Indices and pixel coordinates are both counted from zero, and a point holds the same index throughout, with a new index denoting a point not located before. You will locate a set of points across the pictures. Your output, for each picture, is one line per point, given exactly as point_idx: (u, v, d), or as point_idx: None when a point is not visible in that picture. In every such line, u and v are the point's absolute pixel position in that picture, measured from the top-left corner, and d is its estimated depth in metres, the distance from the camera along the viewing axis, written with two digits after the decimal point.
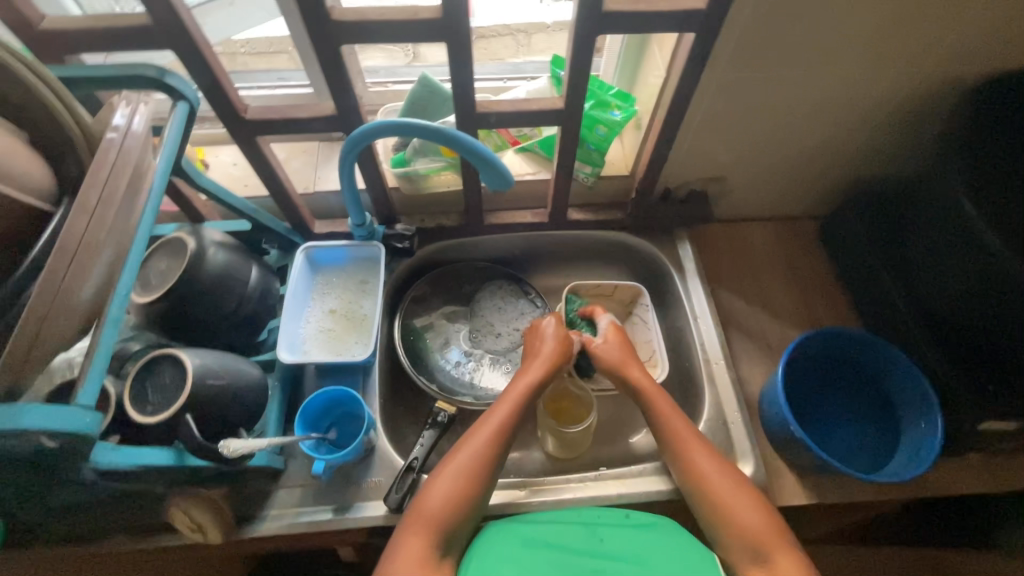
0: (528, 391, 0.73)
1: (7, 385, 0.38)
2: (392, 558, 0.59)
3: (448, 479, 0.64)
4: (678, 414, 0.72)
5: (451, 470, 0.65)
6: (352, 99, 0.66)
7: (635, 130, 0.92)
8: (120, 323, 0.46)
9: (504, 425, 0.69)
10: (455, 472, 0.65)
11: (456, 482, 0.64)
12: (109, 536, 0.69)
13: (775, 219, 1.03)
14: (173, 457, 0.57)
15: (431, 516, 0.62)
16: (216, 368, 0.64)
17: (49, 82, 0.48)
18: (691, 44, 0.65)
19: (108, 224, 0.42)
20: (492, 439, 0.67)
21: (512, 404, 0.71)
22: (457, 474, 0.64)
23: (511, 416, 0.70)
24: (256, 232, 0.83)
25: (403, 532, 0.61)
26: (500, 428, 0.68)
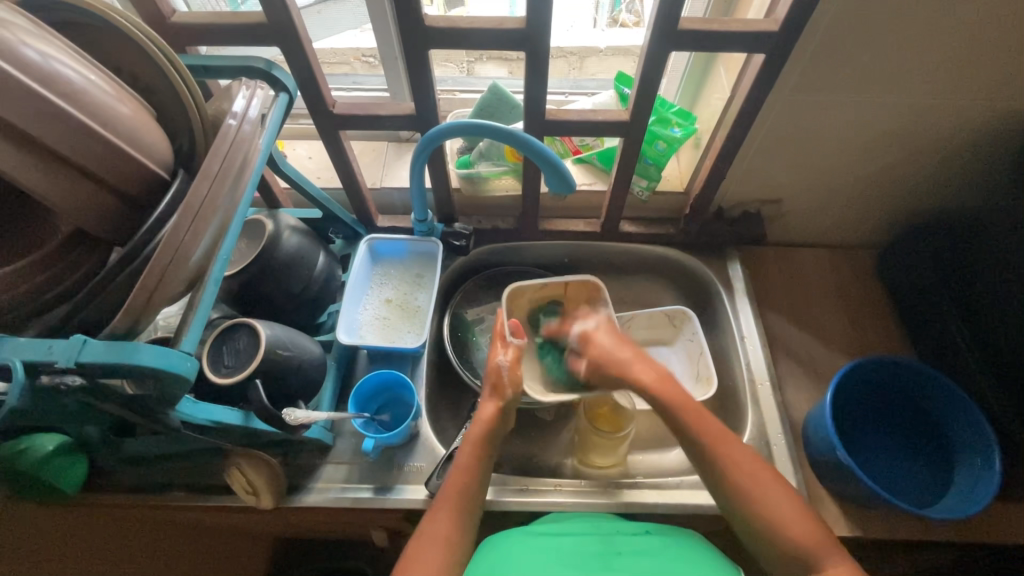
0: (480, 452, 0.67)
1: (129, 325, 0.44)
2: None
3: (428, 556, 0.59)
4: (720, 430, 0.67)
5: (423, 544, 0.61)
6: (431, 100, 0.71)
7: (691, 149, 0.93)
8: (218, 283, 0.50)
9: (476, 482, 0.66)
10: (440, 535, 0.61)
11: (438, 551, 0.60)
12: (171, 491, 0.73)
13: (830, 247, 1.02)
14: (241, 417, 0.61)
15: None
16: (286, 341, 0.69)
17: (182, 72, 0.53)
18: (760, 64, 0.67)
19: (222, 194, 0.47)
20: (456, 506, 0.64)
21: (469, 469, 0.66)
22: (443, 538, 0.61)
23: (469, 479, 0.65)
24: (324, 221, 0.88)
25: None
26: (463, 495, 0.65)
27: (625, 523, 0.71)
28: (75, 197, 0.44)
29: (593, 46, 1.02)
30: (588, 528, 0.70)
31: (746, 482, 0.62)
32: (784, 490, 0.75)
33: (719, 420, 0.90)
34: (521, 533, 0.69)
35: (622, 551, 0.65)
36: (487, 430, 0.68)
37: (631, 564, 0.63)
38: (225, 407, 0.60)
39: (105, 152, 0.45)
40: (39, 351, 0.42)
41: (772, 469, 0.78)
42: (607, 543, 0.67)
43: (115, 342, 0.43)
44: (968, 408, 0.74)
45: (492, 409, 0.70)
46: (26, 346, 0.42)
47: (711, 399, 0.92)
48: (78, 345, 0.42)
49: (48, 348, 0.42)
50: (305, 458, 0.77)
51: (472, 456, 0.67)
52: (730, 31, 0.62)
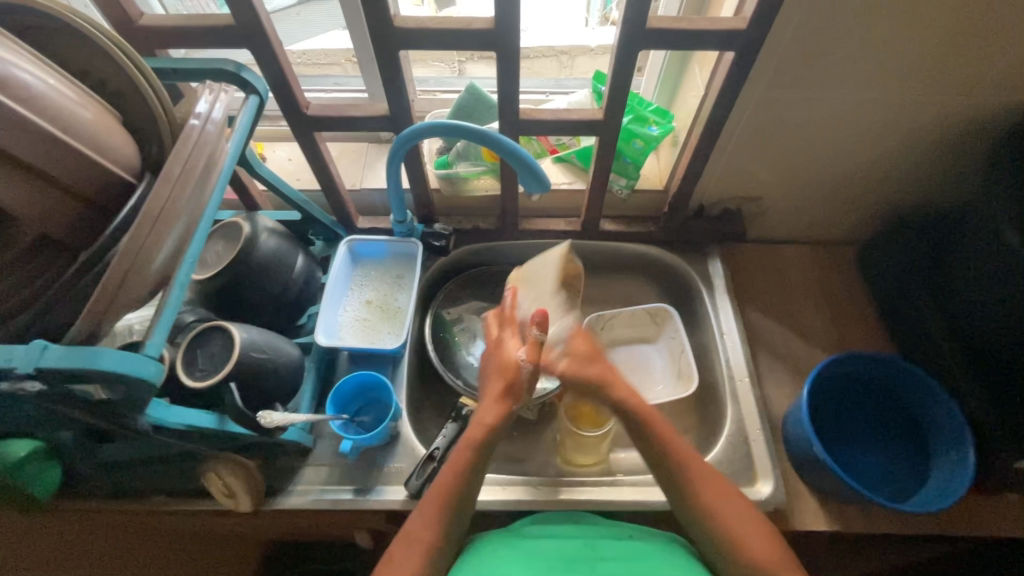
0: (474, 452, 0.66)
1: (90, 329, 0.43)
2: None
3: (408, 560, 0.60)
4: (677, 438, 0.68)
5: (410, 543, 0.61)
6: (405, 101, 0.71)
7: (671, 147, 0.94)
8: (186, 288, 0.51)
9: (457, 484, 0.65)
10: (417, 539, 0.62)
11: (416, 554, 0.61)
12: (149, 497, 0.73)
13: (810, 243, 1.02)
14: (215, 421, 0.61)
15: None
16: (261, 344, 0.69)
17: (152, 83, 0.53)
18: (731, 61, 0.67)
19: (185, 196, 0.47)
20: (442, 507, 0.64)
21: (460, 471, 0.65)
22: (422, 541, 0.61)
23: (458, 481, 0.65)
24: (304, 223, 0.88)
25: None
26: (451, 497, 0.64)
27: (609, 529, 0.71)
28: (36, 201, 0.44)
29: (581, 46, 1.02)
30: (565, 527, 0.70)
31: (710, 503, 0.63)
32: (763, 486, 0.76)
33: (700, 416, 0.90)
34: (503, 538, 0.68)
35: (606, 555, 0.65)
36: (483, 432, 0.67)
37: (616, 567, 0.63)
38: (198, 410, 0.60)
39: (66, 156, 0.44)
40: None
41: (751, 465, 0.79)
42: (591, 547, 0.67)
43: (76, 348, 0.42)
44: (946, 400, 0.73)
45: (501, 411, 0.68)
46: None
47: (692, 396, 0.92)
48: (38, 351, 0.42)
49: (9, 354, 0.42)
50: (284, 461, 0.77)
51: (463, 458, 0.66)
52: (699, 29, 0.62)
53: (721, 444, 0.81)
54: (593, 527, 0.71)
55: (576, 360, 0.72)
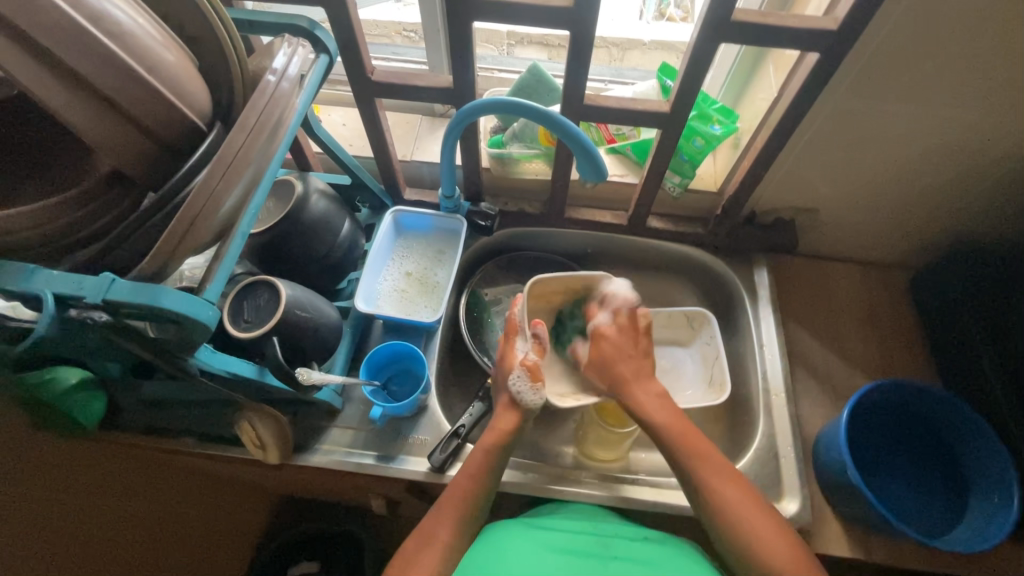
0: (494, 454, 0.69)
1: (156, 269, 0.44)
2: (426, 531, 0.63)
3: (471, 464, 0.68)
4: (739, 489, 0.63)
5: (431, 529, 0.63)
6: (469, 74, 0.70)
7: (730, 149, 0.91)
8: (246, 238, 0.51)
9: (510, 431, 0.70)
10: (475, 458, 0.69)
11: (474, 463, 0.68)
12: (179, 437, 0.75)
13: (861, 263, 0.99)
14: (255, 371, 0.62)
15: (459, 494, 0.66)
16: (304, 302, 0.70)
17: (234, 38, 0.53)
18: (814, 63, 0.63)
19: (256, 147, 0.47)
20: (457, 508, 0.64)
21: (477, 478, 0.67)
22: (476, 460, 0.68)
23: (468, 487, 0.66)
24: (352, 188, 0.89)
25: (437, 510, 0.65)
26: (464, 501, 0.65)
27: (622, 527, 0.70)
28: (115, 136, 0.45)
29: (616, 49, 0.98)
30: (585, 526, 0.70)
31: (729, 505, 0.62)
32: (789, 504, 0.74)
33: (729, 427, 0.88)
34: (521, 526, 0.69)
35: (618, 554, 0.65)
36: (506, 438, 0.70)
37: (629, 568, 0.62)
38: (240, 360, 0.61)
39: (147, 95, 0.45)
40: (69, 285, 0.43)
41: (778, 481, 0.77)
42: (604, 545, 0.66)
43: (141, 283, 0.43)
44: (981, 418, 0.73)
45: (511, 422, 0.70)
46: (57, 279, 0.43)
47: (723, 406, 0.90)
48: (106, 283, 0.42)
49: (78, 283, 0.43)
50: (313, 420, 0.79)
51: (479, 466, 0.68)
52: (786, 26, 0.59)
53: (749, 456, 0.79)
54: (609, 523, 0.71)
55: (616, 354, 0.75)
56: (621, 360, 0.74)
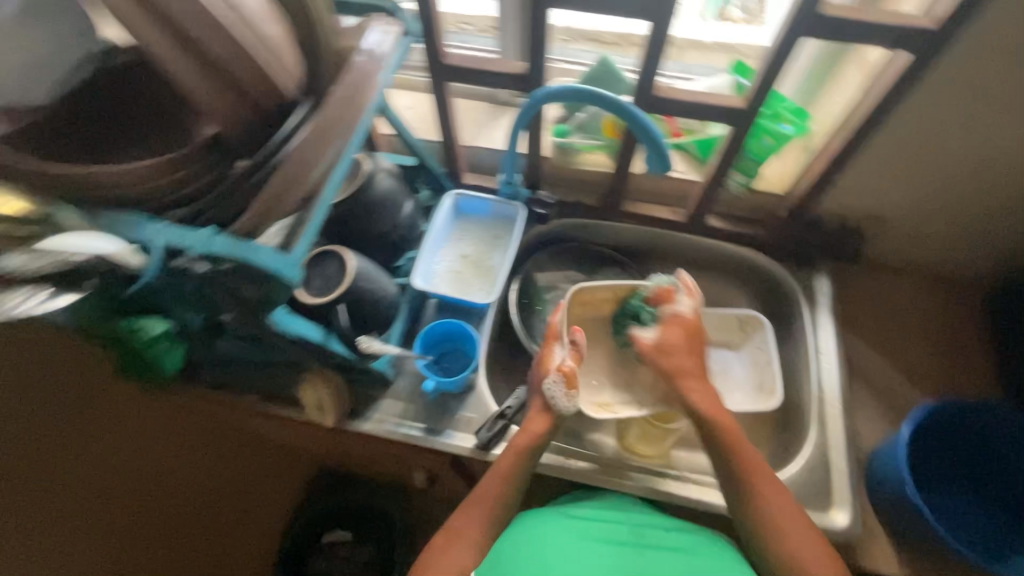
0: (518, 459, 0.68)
1: (251, 226, 0.47)
2: (455, 533, 0.65)
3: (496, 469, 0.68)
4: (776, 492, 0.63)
5: (461, 529, 0.65)
6: (542, 61, 0.71)
7: (799, 150, 0.88)
8: (328, 206, 0.53)
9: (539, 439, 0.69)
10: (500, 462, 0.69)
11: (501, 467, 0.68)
12: (244, 396, 0.80)
13: (930, 277, 0.94)
14: (321, 336, 0.66)
15: (483, 498, 0.66)
16: (369, 274, 0.73)
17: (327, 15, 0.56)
18: (904, 62, 0.61)
19: (348, 120, 0.51)
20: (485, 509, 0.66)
21: (504, 480, 0.67)
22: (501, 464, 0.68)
23: (496, 492, 0.67)
24: (416, 170, 0.91)
25: (464, 509, 0.66)
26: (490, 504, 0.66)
27: (654, 513, 0.72)
28: (222, 102, 0.48)
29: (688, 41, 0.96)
30: (617, 515, 0.71)
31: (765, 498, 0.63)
32: (839, 516, 0.72)
33: (778, 435, 0.86)
34: (552, 511, 0.71)
35: (652, 544, 0.67)
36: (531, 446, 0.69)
37: (664, 560, 0.65)
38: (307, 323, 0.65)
39: (253, 65, 0.48)
40: (176, 237, 0.47)
41: (828, 492, 0.75)
42: (636, 534, 0.68)
43: (238, 240, 0.46)
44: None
45: (540, 426, 0.70)
46: (166, 230, 0.47)
47: (772, 412, 0.88)
48: (208, 237, 0.46)
49: (183, 236, 0.47)
50: (366, 389, 0.82)
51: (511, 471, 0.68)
52: (878, 22, 0.58)
53: (799, 464, 0.77)
54: (641, 511, 0.72)
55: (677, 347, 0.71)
56: (694, 344, 0.72)
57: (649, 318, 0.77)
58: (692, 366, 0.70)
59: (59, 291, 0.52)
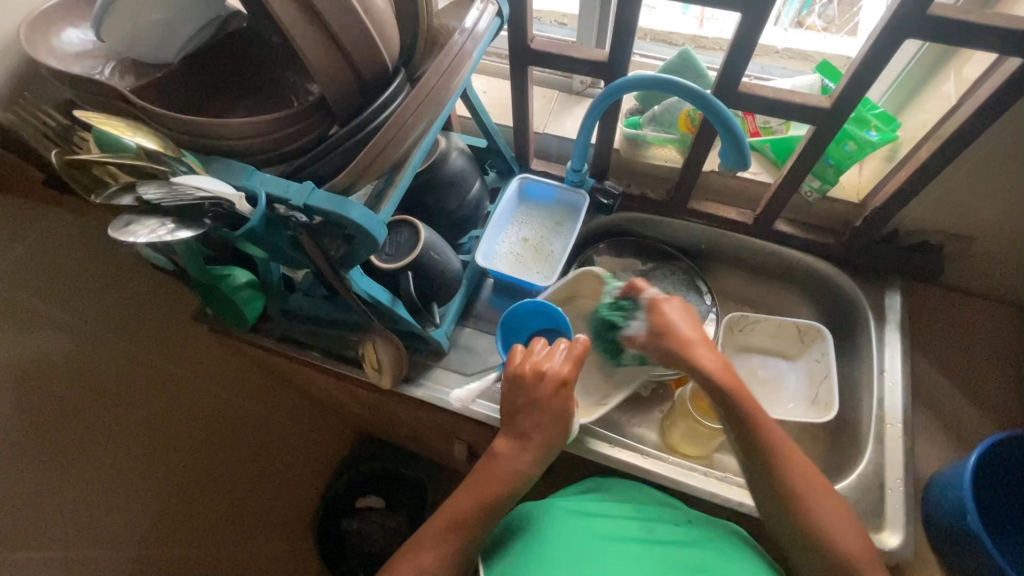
0: (512, 471, 0.62)
1: (347, 185, 0.51)
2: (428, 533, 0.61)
3: (478, 480, 0.62)
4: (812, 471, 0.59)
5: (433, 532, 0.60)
6: (626, 50, 0.72)
7: (882, 160, 0.85)
8: (415, 171, 0.56)
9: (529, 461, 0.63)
10: (484, 476, 0.62)
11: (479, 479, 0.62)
12: (307, 350, 0.83)
13: (1016, 306, 0.89)
14: (389, 299, 0.69)
15: (461, 498, 0.62)
16: (438, 246, 0.76)
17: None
18: (1014, 70, 0.58)
19: (444, 87, 0.54)
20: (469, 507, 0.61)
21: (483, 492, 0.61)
22: (485, 477, 0.62)
23: (478, 496, 0.61)
24: (486, 151, 0.94)
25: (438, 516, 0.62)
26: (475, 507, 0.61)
27: (664, 511, 0.70)
28: None
29: (770, 45, 0.94)
30: (629, 510, 0.69)
31: (805, 483, 0.58)
32: (890, 538, 0.69)
33: (829, 450, 0.84)
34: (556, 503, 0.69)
35: (663, 539, 0.65)
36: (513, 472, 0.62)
37: (675, 554, 0.63)
38: (378, 286, 0.68)
39: None
40: (279, 188, 0.51)
41: (880, 512, 0.72)
42: (645, 529, 0.66)
43: (335, 196, 0.50)
44: None
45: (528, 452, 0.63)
46: (271, 181, 0.51)
47: (824, 426, 0.86)
48: (308, 191, 0.50)
49: (286, 188, 0.51)
50: (420, 358, 0.85)
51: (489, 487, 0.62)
52: (991, 26, 0.55)
53: (850, 480, 0.75)
54: (652, 508, 0.71)
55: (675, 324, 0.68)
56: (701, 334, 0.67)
57: (623, 320, 0.75)
58: (696, 335, 0.67)
59: (178, 225, 0.50)
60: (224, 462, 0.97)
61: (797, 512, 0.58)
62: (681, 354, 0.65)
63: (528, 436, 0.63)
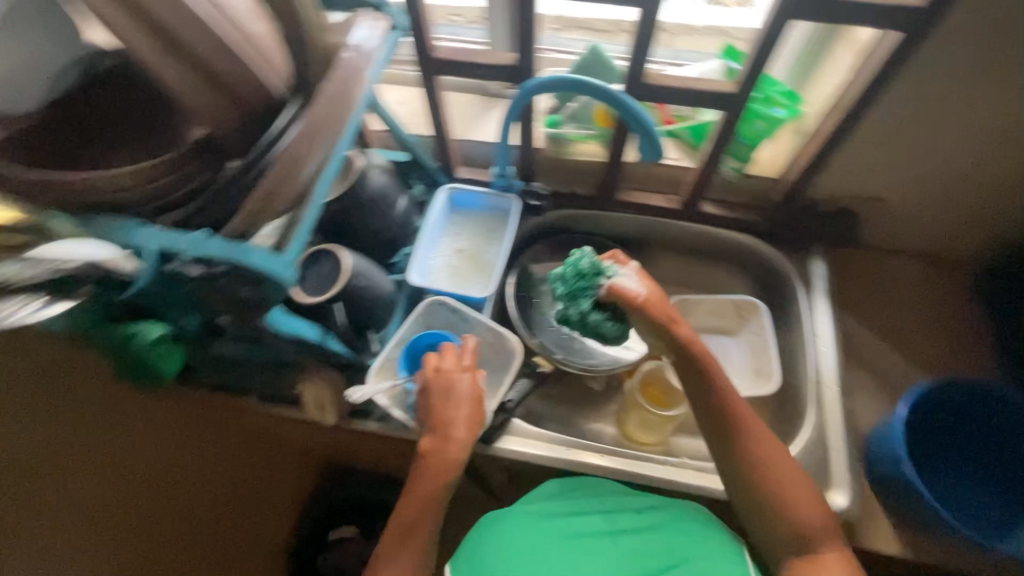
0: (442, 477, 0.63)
1: (243, 229, 0.47)
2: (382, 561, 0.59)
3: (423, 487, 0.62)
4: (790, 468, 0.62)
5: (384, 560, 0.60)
6: (532, 52, 0.70)
7: (792, 134, 0.88)
8: (319, 208, 0.52)
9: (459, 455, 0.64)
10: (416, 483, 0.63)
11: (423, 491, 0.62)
12: (248, 394, 0.81)
13: (929, 258, 0.95)
14: (318, 335, 0.67)
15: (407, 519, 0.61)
16: (366, 272, 0.72)
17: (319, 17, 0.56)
18: (893, 44, 0.61)
19: (340, 115, 0.52)
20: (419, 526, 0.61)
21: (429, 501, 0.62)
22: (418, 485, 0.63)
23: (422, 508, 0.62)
24: (408, 165, 0.91)
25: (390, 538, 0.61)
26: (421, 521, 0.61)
27: (625, 496, 0.70)
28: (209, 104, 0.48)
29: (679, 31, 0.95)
30: (589, 503, 0.69)
31: (780, 478, 0.61)
32: (836, 497, 0.73)
33: (776, 419, 0.87)
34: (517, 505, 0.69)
35: (625, 528, 0.66)
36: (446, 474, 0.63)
37: (639, 541, 0.64)
38: (305, 323, 0.66)
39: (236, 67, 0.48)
40: (167, 240, 0.46)
41: (825, 474, 0.75)
42: (607, 519, 0.67)
43: (230, 242, 0.46)
44: None
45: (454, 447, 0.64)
46: (157, 235, 0.46)
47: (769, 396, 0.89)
48: (199, 239, 0.46)
49: (174, 239, 0.46)
50: None
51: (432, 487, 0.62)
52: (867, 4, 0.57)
53: (796, 446, 0.78)
54: (613, 494, 0.71)
55: (657, 300, 0.69)
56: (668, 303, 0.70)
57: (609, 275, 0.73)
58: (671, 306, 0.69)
59: (50, 299, 0.49)
60: (164, 510, 0.90)
61: (780, 500, 0.61)
62: (676, 329, 0.67)
63: (446, 426, 0.64)
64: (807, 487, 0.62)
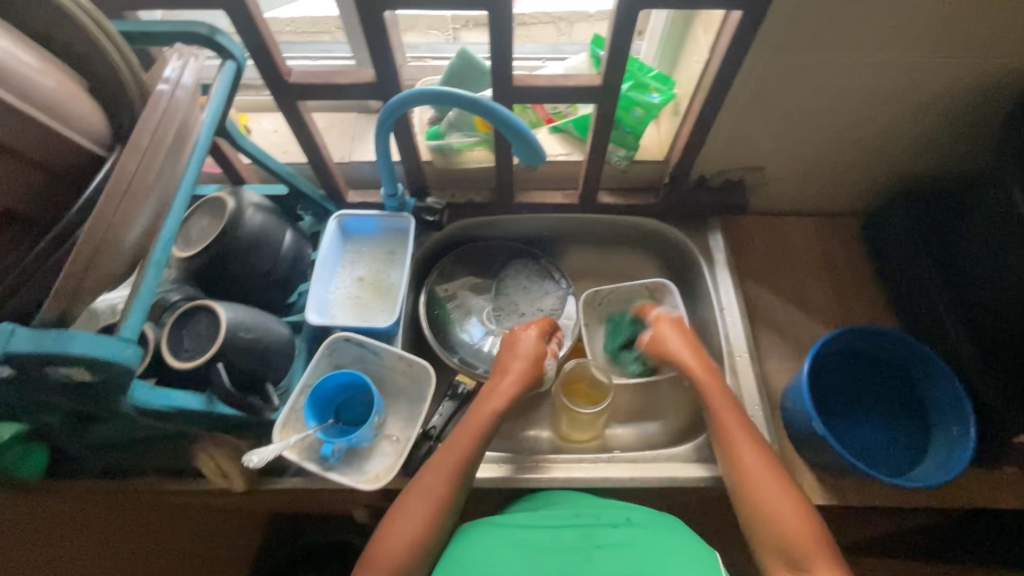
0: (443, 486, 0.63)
1: (59, 311, 0.41)
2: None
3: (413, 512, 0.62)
4: (755, 461, 0.65)
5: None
6: (391, 66, 0.67)
7: (671, 116, 0.90)
8: (163, 266, 0.48)
9: (469, 453, 0.66)
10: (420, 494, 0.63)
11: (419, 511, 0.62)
12: (142, 475, 0.73)
13: (817, 215, 1.00)
14: (203, 402, 0.60)
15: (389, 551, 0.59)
16: (250, 324, 0.66)
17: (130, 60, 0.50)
18: (737, 22, 0.63)
19: (161, 162, 0.45)
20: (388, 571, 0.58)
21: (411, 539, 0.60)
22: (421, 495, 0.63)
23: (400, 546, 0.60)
24: (290, 197, 0.85)
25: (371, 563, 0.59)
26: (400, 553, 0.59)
27: (604, 509, 0.67)
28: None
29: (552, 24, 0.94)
30: (568, 518, 0.66)
31: (746, 472, 0.65)
32: None
33: None
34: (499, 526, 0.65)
35: (603, 543, 0.62)
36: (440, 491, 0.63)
37: (616, 558, 0.60)
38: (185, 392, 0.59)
39: (23, 128, 0.42)
40: None
41: None
42: (587, 535, 0.63)
43: (42, 332, 0.41)
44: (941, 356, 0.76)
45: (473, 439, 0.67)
46: None
47: None
48: (6, 333, 0.41)
49: None
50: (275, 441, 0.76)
51: (440, 486, 0.64)
52: None
53: None
54: (593, 507, 0.67)
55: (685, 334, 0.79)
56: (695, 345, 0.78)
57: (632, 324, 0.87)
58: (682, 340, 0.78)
59: None
60: None
61: (754, 498, 0.63)
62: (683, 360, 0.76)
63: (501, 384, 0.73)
64: (784, 487, 0.63)
